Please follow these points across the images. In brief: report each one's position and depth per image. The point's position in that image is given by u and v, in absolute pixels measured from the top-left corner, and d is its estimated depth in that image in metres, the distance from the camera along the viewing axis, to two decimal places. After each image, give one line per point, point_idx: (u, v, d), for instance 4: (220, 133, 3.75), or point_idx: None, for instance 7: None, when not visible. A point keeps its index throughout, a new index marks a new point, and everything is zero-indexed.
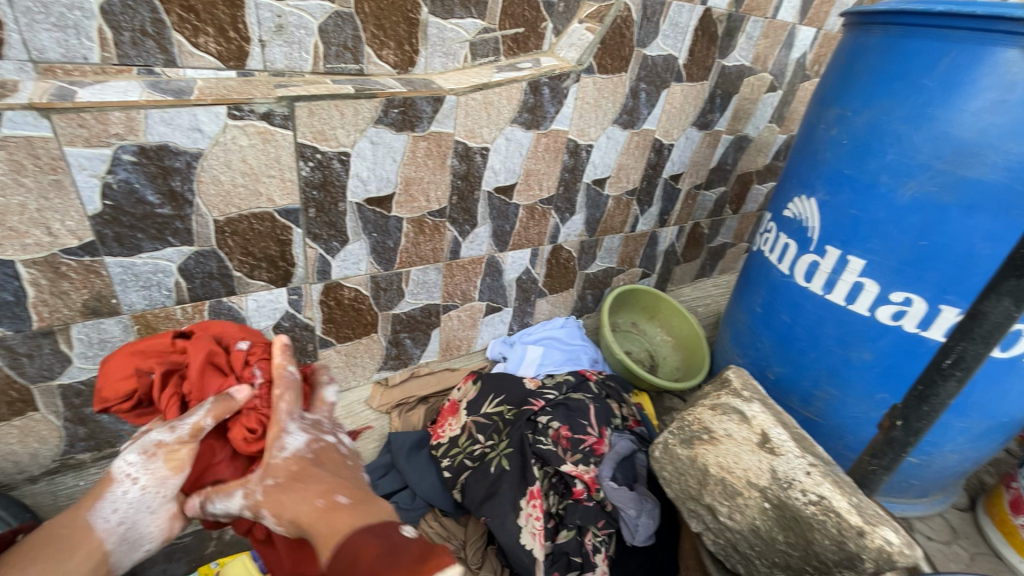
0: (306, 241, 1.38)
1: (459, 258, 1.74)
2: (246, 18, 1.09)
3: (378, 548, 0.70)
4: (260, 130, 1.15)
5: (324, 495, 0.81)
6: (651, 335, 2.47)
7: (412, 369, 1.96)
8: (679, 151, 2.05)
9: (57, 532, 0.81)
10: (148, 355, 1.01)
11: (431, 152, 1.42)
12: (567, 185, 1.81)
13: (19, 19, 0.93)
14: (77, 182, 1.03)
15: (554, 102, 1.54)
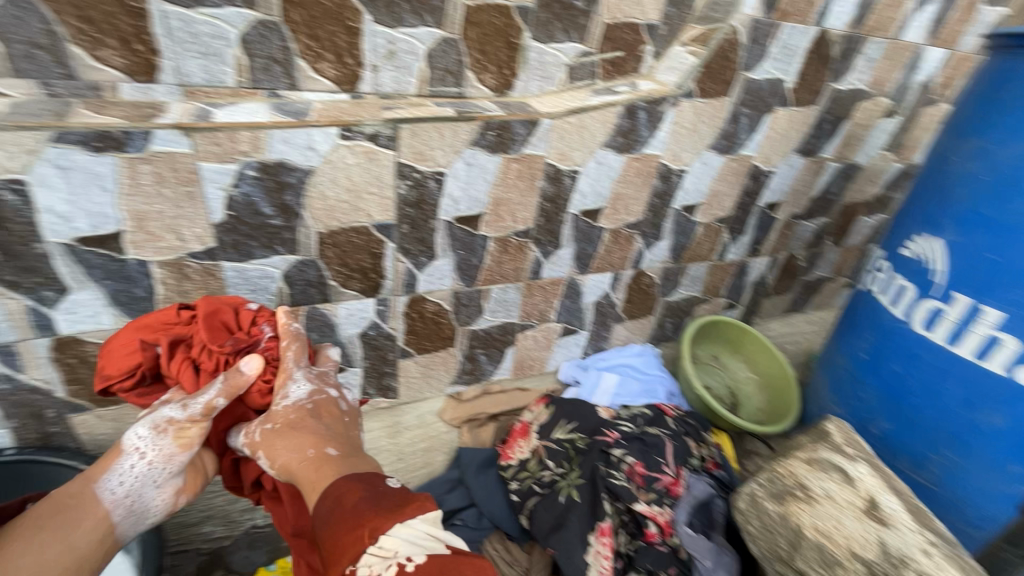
0: (396, 255, 1.44)
1: (540, 279, 1.73)
2: (362, 46, 1.18)
3: (361, 493, 0.91)
4: (367, 150, 1.22)
5: (315, 443, 1.03)
6: (733, 370, 2.28)
7: (484, 385, 1.97)
8: (778, 179, 1.91)
9: (77, 497, 0.99)
10: (151, 329, 1.10)
11: (521, 174, 1.44)
12: (655, 211, 1.75)
13: (174, 48, 1.07)
14: (208, 192, 1.15)
15: (649, 126, 1.50)
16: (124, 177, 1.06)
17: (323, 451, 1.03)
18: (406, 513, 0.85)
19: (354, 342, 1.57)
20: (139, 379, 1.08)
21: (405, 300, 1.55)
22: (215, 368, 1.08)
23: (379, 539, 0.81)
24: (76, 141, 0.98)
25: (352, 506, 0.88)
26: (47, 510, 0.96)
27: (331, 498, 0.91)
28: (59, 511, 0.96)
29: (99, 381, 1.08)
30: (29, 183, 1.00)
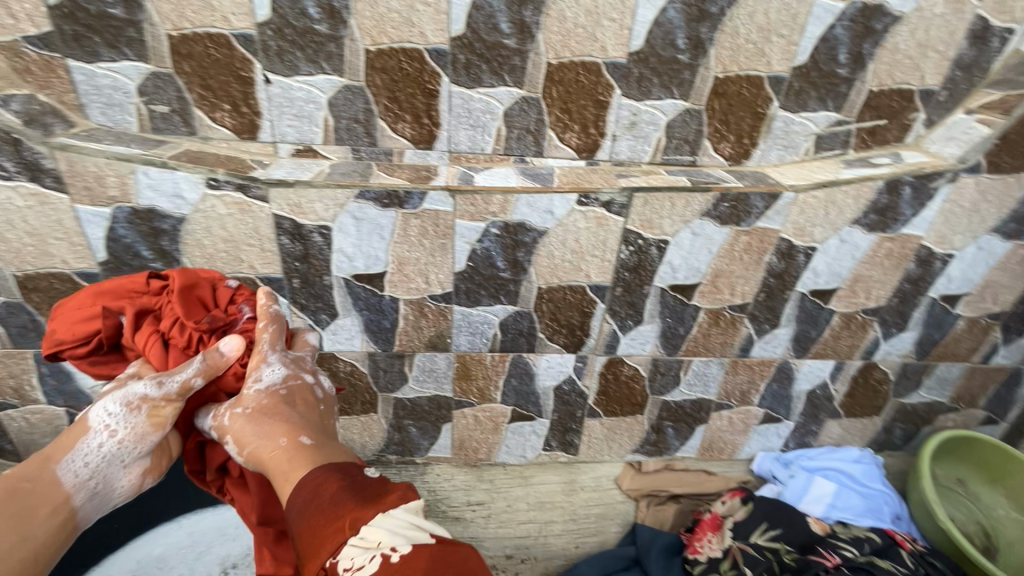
0: (526, 332, 1.20)
1: (663, 398, 1.34)
2: (440, 107, 1.02)
3: (333, 475, 0.72)
4: (480, 215, 1.03)
5: (284, 431, 0.79)
6: (987, 503, 1.49)
7: (666, 461, 1.45)
8: (964, 265, 1.22)
9: (8, 490, 0.73)
10: (117, 295, 0.82)
11: (636, 273, 1.15)
12: (771, 292, 1.21)
13: (272, 111, 1.00)
14: (334, 254, 1.05)
15: (761, 191, 1.06)
16: (225, 207, 0.98)
17: (294, 439, 0.78)
18: (388, 503, 0.68)
19: (453, 429, 1.33)
20: (95, 349, 0.81)
21: (524, 388, 1.29)
22: (188, 346, 0.80)
23: (361, 529, 0.64)
24: (183, 166, 0.93)
25: (338, 495, 0.69)
26: (13, 491, 0.73)
27: (310, 493, 0.70)
28: (16, 502, 0.72)
29: (48, 344, 0.81)
30: (168, 213, 0.98)
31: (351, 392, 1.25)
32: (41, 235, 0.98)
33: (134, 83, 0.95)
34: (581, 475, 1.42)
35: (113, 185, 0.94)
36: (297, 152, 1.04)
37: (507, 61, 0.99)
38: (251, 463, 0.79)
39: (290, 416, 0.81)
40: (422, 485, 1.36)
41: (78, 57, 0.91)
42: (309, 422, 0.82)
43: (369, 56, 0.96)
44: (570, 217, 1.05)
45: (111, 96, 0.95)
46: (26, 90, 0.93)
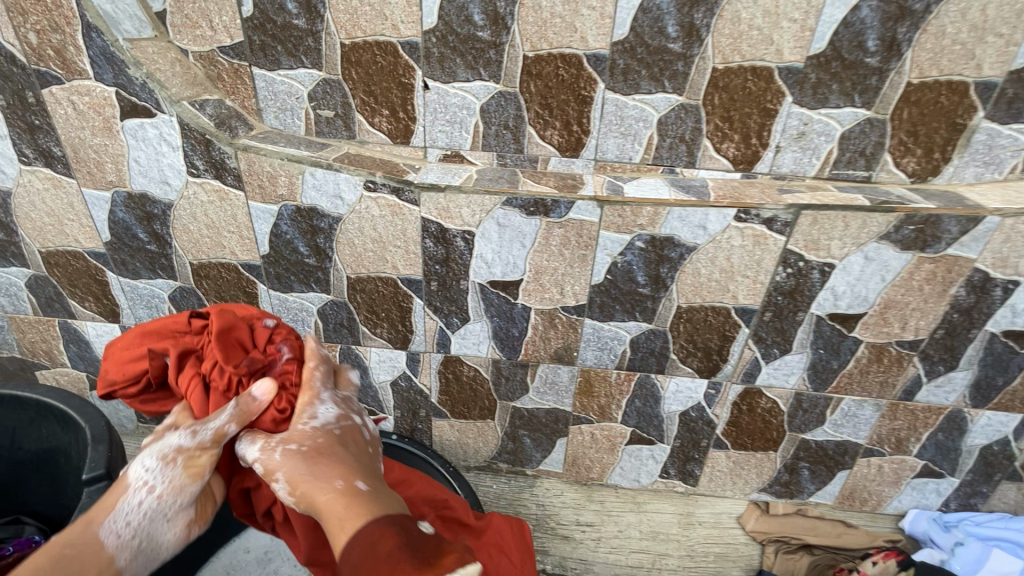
0: (658, 352, 1.13)
1: (801, 436, 1.21)
2: (592, 114, 0.99)
3: (392, 534, 0.60)
4: (626, 227, 0.98)
5: (337, 470, 0.67)
6: None
7: (798, 506, 1.31)
8: None
9: (54, 557, 0.64)
10: (160, 336, 0.80)
11: (792, 300, 1.04)
12: (954, 330, 1.04)
13: (427, 116, 1.02)
14: (474, 259, 1.05)
15: (962, 214, 0.91)
16: (378, 208, 1.01)
17: (349, 477, 0.67)
18: (447, 567, 0.57)
19: (567, 445, 1.29)
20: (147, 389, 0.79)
21: (648, 411, 1.21)
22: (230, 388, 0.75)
23: None
24: (346, 168, 0.98)
25: (394, 556, 0.57)
26: (54, 556, 0.64)
27: (361, 555, 0.58)
28: (62, 567, 0.63)
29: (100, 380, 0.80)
30: (327, 212, 1.02)
31: (470, 398, 1.25)
32: (216, 227, 1.06)
33: (307, 89, 1.00)
34: (698, 509, 1.32)
35: (283, 184, 1.00)
36: (445, 157, 1.05)
37: (670, 66, 0.94)
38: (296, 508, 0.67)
39: (342, 457, 0.70)
40: (531, 498, 1.33)
41: (262, 65, 0.98)
42: (364, 465, 0.71)
43: (527, 62, 0.95)
44: (726, 233, 0.97)
45: (285, 101, 1.01)
46: (217, 95, 1.00)
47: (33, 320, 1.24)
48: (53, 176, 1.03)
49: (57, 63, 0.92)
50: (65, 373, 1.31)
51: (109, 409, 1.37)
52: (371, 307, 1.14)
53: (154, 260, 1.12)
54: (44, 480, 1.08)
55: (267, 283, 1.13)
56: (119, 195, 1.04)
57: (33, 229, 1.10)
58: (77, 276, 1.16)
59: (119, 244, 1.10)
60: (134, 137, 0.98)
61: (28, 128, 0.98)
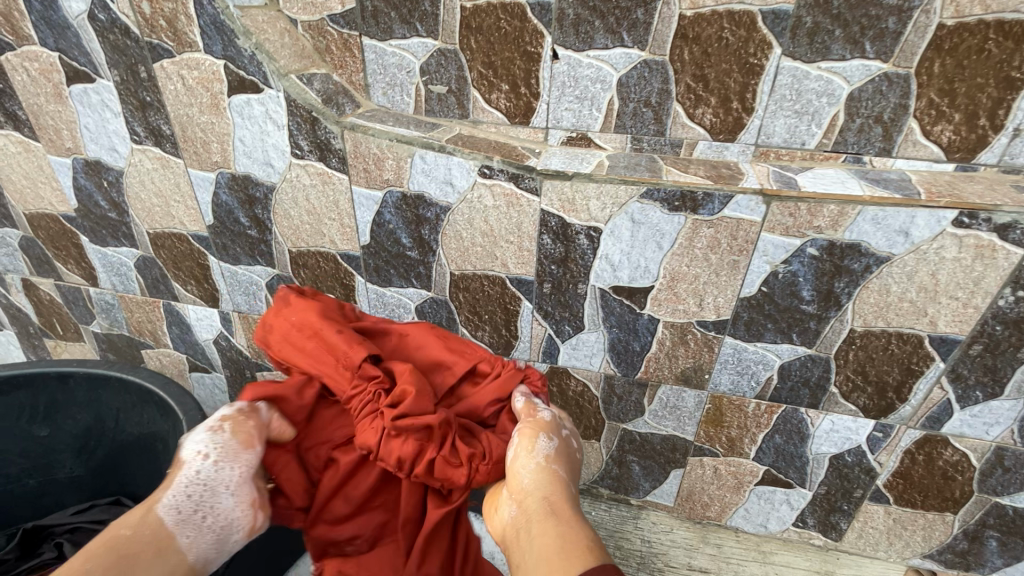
0: (814, 383, 0.93)
1: (996, 499, 0.96)
2: (760, 87, 0.79)
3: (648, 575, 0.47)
4: (798, 229, 0.79)
5: (575, 484, 0.60)
6: None
7: None
8: None
9: (108, 541, 0.51)
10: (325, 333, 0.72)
11: (1016, 331, 0.80)
12: None
13: (553, 91, 0.87)
14: (597, 261, 0.90)
15: None
16: (492, 197, 0.88)
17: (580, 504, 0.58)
18: None
19: (683, 477, 1.12)
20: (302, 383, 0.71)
21: (790, 450, 1.02)
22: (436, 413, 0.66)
23: None
24: (460, 151, 0.85)
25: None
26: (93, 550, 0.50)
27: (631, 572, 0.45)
28: (114, 554, 0.50)
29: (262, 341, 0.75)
30: (435, 201, 0.91)
31: (575, 415, 1.11)
32: (317, 214, 0.99)
33: (419, 62, 0.89)
34: (840, 569, 1.10)
35: (389, 168, 0.90)
36: (570, 140, 0.90)
37: (876, 24, 0.72)
38: (511, 495, 0.57)
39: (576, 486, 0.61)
40: (635, 531, 1.17)
41: (373, 35, 0.88)
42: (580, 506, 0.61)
43: (683, 23, 0.77)
44: (935, 242, 0.75)
45: (395, 75, 0.91)
46: (325, 69, 0.92)
47: (140, 300, 1.24)
48: (162, 156, 1.00)
49: (169, 34, 0.86)
50: (168, 354, 1.32)
51: (206, 391, 1.37)
52: (473, 308, 1.02)
53: (254, 246, 1.07)
54: (144, 462, 1.07)
55: (365, 277, 1.04)
56: (223, 176, 0.99)
57: (142, 209, 1.08)
58: (181, 259, 1.14)
59: (221, 228, 1.06)
60: (240, 114, 0.91)
61: (140, 105, 0.95)
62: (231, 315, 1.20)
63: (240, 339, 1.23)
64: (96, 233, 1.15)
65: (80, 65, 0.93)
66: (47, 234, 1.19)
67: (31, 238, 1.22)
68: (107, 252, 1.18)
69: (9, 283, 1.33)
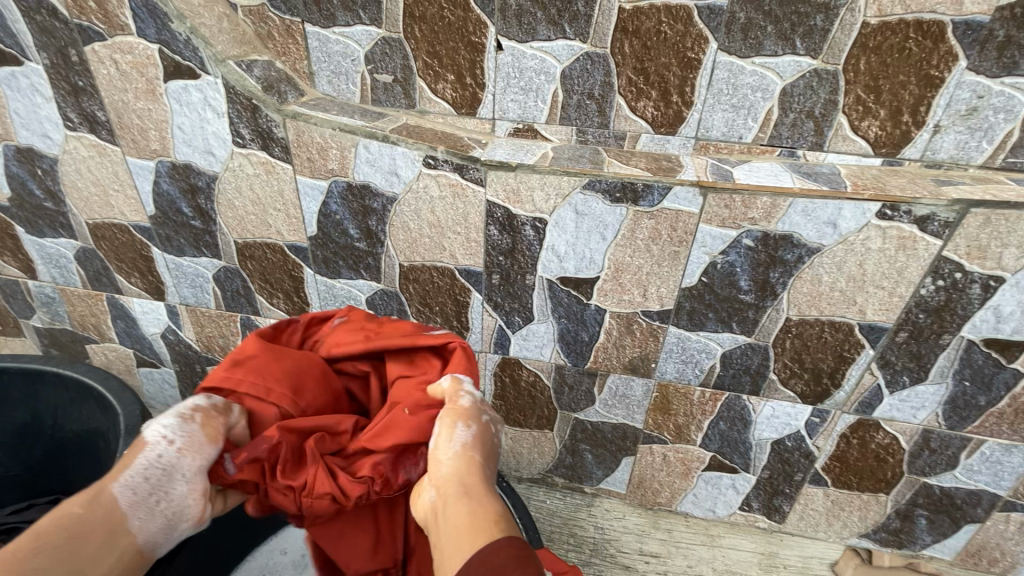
0: (754, 371, 0.96)
1: (924, 479, 1.01)
2: (697, 81, 0.81)
3: (515, 547, 0.51)
4: (734, 220, 0.81)
5: (483, 472, 0.61)
6: None
7: (909, 561, 1.11)
8: None
9: (69, 542, 0.54)
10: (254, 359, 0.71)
11: (937, 319, 0.83)
12: None
13: (498, 82, 0.87)
14: (544, 252, 0.91)
15: None
16: (438, 187, 0.88)
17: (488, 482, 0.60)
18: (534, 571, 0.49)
19: (634, 464, 1.14)
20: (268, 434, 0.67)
21: (734, 436, 1.05)
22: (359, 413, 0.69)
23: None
24: (404, 141, 0.85)
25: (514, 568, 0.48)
26: (50, 550, 0.52)
27: (488, 554, 0.50)
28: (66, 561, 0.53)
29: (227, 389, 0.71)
30: (381, 191, 0.91)
31: (528, 405, 1.12)
32: (262, 204, 0.97)
33: (363, 50, 0.88)
34: (783, 550, 1.14)
35: (334, 158, 0.89)
36: (516, 131, 0.91)
37: (805, 21, 0.75)
38: (429, 484, 0.60)
39: (490, 475, 0.62)
40: (589, 519, 1.19)
41: (316, 21, 0.86)
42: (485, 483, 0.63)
43: (622, 16, 0.78)
44: (862, 234, 0.78)
45: (339, 63, 0.89)
46: (266, 56, 0.90)
47: (82, 293, 1.20)
48: (98, 143, 0.97)
49: (99, 16, 0.83)
50: (114, 349, 1.28)
51: (156, 387, 1.33)
52: (424, 299, 1.02)
53: (199, 237, 1.04)
54: (84, 460, 1.05)
55: (314, 268, 1.03)
56: (163, 164, 0.96)
57: (79, 198, 1.05)
58: (123, 250, 1.10)
59: (164, 218, 1.03)
60: (178, 101, 0.89)
61: (72, 90, 0.91)
62: (178, 308, 1.17)
63: (189, 333, 1.20)
64: (32, 223, 1.11)
65: (6, 47, 0.89)
66: None
67: None
68: (45, 243, 1.14)
69: None
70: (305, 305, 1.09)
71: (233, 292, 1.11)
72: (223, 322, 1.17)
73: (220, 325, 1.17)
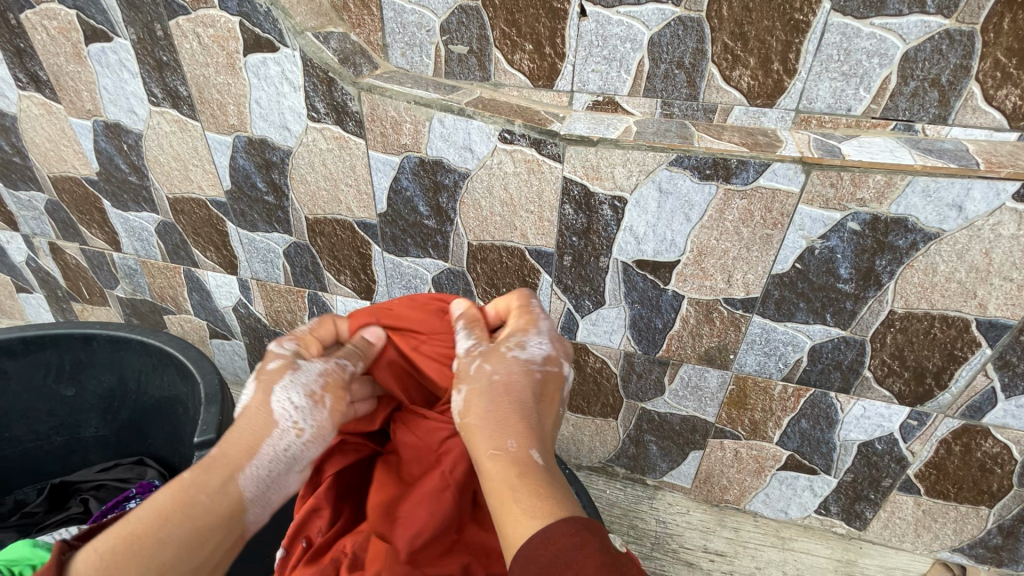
0: (846, 367, 0.89)
1: None
2: (804, 46, 0.73)
3: (570, 532, 0.48)
4: (839, 201, 0.74)
5: (516, 432, 0.59)
6: None
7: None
8: None
9: (185, 502, 0.54)
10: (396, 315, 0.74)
11: None
12: None
13: (579, 51, 0.82)
14: (621, 233, 0.86)
15: None
16: (513, 163, 0.84)
17: (525, 452, 0.58)
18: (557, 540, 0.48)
19: (702, 459, 1.09)
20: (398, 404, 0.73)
21: (816, 435, 0.98)
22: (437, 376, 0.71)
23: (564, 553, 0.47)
24: (480, 114, 0.81)
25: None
26: (167, 513, 0.52)
27: (539, 538, 0.48)
28: (187, 518, 0.53)
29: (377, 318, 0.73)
30: (454, 166, 0.88)
31: (592, 392, 1.08)
32: (334, 179, 0.97)
33: (439, 20, 0.84)
34: (863, 559, 1.07)
35: (407, 133, 0.87)
36: (595, 105, 0.86)
37: None
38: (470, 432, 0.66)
39: (529, 424, 0.61)
40: (650, 511, 1.15)
41: None
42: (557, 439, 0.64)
43: None
44: (992, 218, 0.69)
45: (414, 35, 0.87)
46: (342, 28, 0.88)
47: (162, 266, 1.25)
48: (180, 118, 0.99)
49: None
50: (190, 320, 1.34)
51: (227, 357, 1.39)
52: (491, 280, 1.00)
53: (271, 212, 1.06)
54: (165, 425, 1.10)
55: (382, 245, 1.03)
56: (240, 140, 0.97)
57: (161, 173, 1.08)
58: (200, 225, 1.14)
59: (239, 193, 1.05)
60: (256, 75, 0.89)
61: (157, 65, 0.93)
62: (249, 283, 1.20)
63: (259, 307, 1.24)
64: (117, 197, 1.16)
65: (97, 23, 0.92)
66: (71, 198, 1.20)
67: (55, 201, 1.23)
68: (129, 217, 1.19)
69: (36, 247, 1.35)
70: (371, 283, 1.10)
71: (302, 267, 1.13)
72: (292, 296, 1.19)
73: (288, 300, 1.19)
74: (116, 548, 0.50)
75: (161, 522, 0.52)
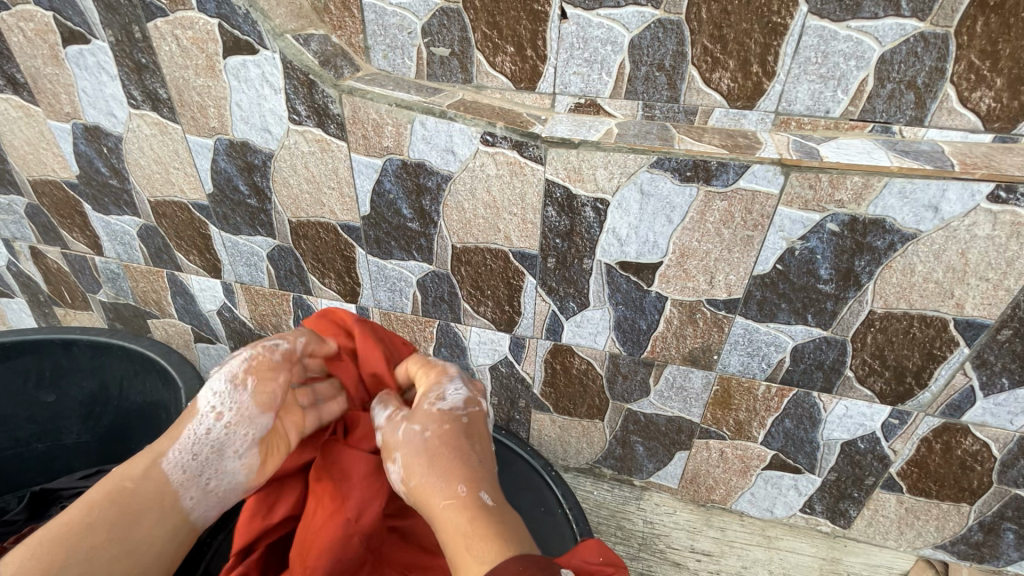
0: (828, 366, 0.89)
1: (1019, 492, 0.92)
2: (783, 49, 0.74)
3: (520, 570, 0.48)
4: (818, 203, 0.74)
5: (465, 476, 0.58)
6: None
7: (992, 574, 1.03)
8: None
9: (111, 490, 0.57)
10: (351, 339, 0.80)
11: None
12: None
13: (561, 54, 0.82)
14: (604, 235, 0.86)
15: None
16: (495, 165, 0.84)
17: (475, 495, 0.57)
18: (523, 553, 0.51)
19: (688, 459, 1.10)
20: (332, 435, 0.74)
21: (800, 435, 0.98)
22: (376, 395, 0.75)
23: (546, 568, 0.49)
24: (462, 117, 0.81)
25: None
26: (96, 500, 0.56)
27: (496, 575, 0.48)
28: (116, 501, 0.57)
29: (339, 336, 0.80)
30: (436, 168, 0.88)
31: (578, 394, 1.08)
32: (317, 182, 0.96)
33: (420, 22, 0.84)
34: (847, 557, 1.08)
35: (389, 135, 0.86)
36: (577, 107, 0.86)
37: None
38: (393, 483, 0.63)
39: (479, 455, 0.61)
40: (637, 512, 1.15)
41: None
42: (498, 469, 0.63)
43: None
44: (967, 219, 0.70)
45: (395, 37, 0.87)
46: (323, 30, 0.88)
47: (145, 269, 1.24)
48: (160, 121, 0.98)
49: None
50: (174, 324, 1.33)
51: (212, 362, 1.37)
52: (476, 283, 1.00)
53: (255, 215, 1.05)
54: (147, 430, 1.08)
55: (366, 249, 1.02)
56: (221, 142, 0.97)
57: (142, 176, 1.07)
58: (183, 229, 1.13)
59: (221, 196, 1.04)
60: (236, 77, 0.88)
61: (136, 67, 0.92)
62: (234, 286, 1.19)
63: (243, 310, 1.23)
64: (98, 201, 1.14)
65: (74, 25, 0.90)
66: (51, 201, 1.18)
67: (35, 205, 1.21)
68: (111, 221, 1.17)
69: (17, 251, 1.33)
70: (356, 286, 1.09)
71: (286, 271, 1.12)
72: (277, 300, 1.18)
73: (273, 303, 1.19)
74: (45, 541, 0.52)
75: (88, 509, 0.55)
